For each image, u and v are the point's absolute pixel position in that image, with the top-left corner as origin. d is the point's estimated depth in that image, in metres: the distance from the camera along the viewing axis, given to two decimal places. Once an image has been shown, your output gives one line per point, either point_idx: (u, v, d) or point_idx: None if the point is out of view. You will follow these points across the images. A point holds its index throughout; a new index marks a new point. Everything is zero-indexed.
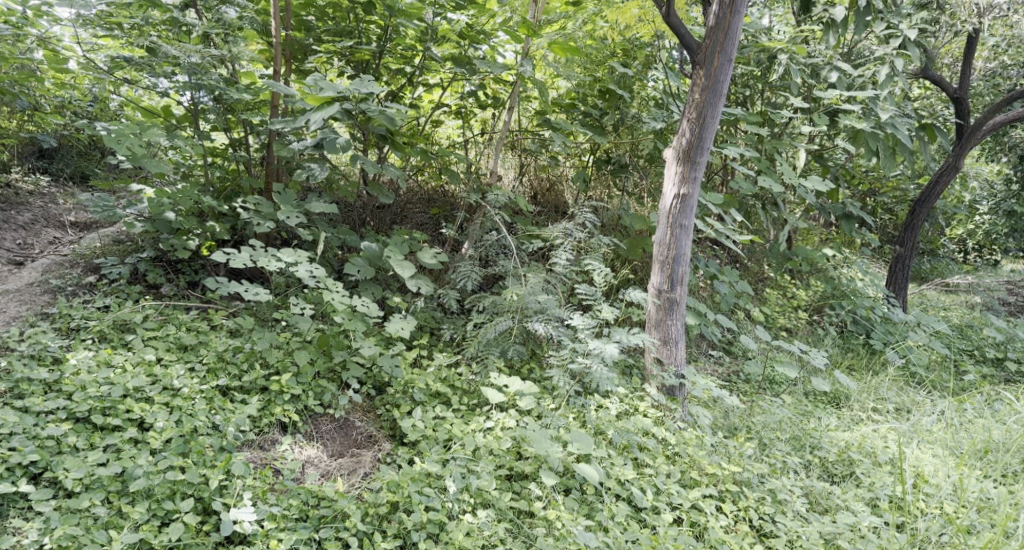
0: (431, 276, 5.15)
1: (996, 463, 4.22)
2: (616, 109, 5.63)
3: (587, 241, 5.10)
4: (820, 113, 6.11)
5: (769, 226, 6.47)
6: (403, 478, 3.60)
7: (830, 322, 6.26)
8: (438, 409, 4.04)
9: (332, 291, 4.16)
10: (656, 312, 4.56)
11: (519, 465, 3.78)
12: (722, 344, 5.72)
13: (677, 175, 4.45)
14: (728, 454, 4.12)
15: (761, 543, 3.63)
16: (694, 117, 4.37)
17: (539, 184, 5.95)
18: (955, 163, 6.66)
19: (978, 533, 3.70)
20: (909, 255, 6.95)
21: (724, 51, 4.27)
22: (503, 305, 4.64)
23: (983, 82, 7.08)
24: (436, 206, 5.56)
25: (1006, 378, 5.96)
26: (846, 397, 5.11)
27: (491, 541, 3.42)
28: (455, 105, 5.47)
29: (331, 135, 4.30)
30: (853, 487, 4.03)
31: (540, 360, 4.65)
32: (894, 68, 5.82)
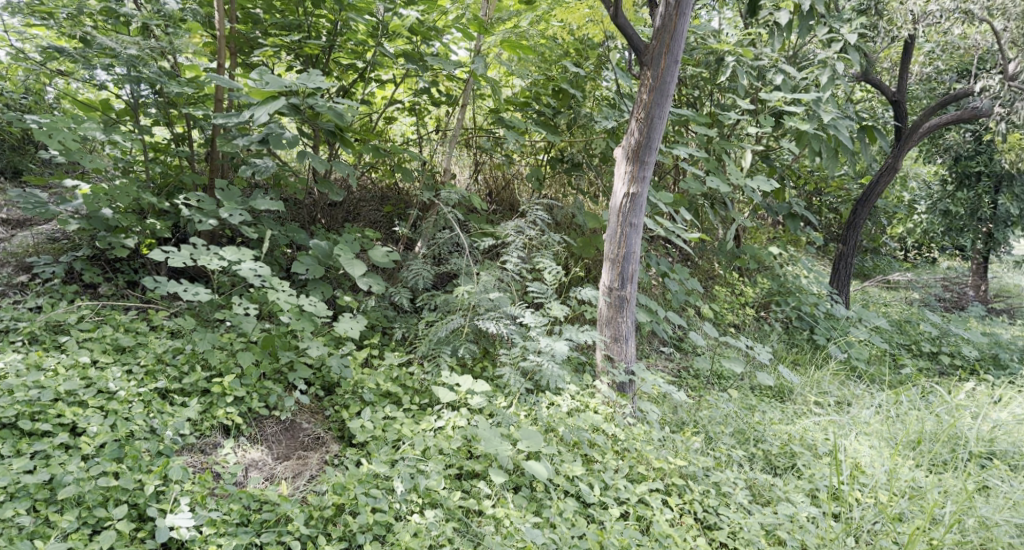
0: (383, 274, 5.10)
1: (928, 452, 4.33)
2: (569, 109, 5.66)
3: (540, 239, 5.11)
4: (767, 114, 6.22)
5: (717, 224, 6.57)
6: (350, 479, 3.56)
7: (777, 317, 6.39)
8: (388, 409, 4.01)
9: (278, 290, 4.08)
10: (607, 310, 4.59)
11: (468, 464, 3.77)
12: (673, 340, 5.79)
13: (626, 174, 4.49)
14: (675, 448, 4.17)
15: (705, 535, 3.68)
16: (642, 117, 4.40)
17: (494, 182, 5.92)
18: (894, 164, 6.87)
19: (908, 521, 3.79)
20: (852, 253, 7.13)
21: (671, 52, 4.32)
22: (455, 303, 4.60)
23: (920, 86, 7.53)
24: (389, 204, 5.50)
25: (941, 371, 6.15)
26: (790, 391, 5.23)
27: (439, 541, 3.40)
28: (408, 102, 5.44)
29: (278, 130, 4.24)
30: (793, 479, 4.11)
31: (493, 358, 4.64)
32: (836, 71, 5.95)
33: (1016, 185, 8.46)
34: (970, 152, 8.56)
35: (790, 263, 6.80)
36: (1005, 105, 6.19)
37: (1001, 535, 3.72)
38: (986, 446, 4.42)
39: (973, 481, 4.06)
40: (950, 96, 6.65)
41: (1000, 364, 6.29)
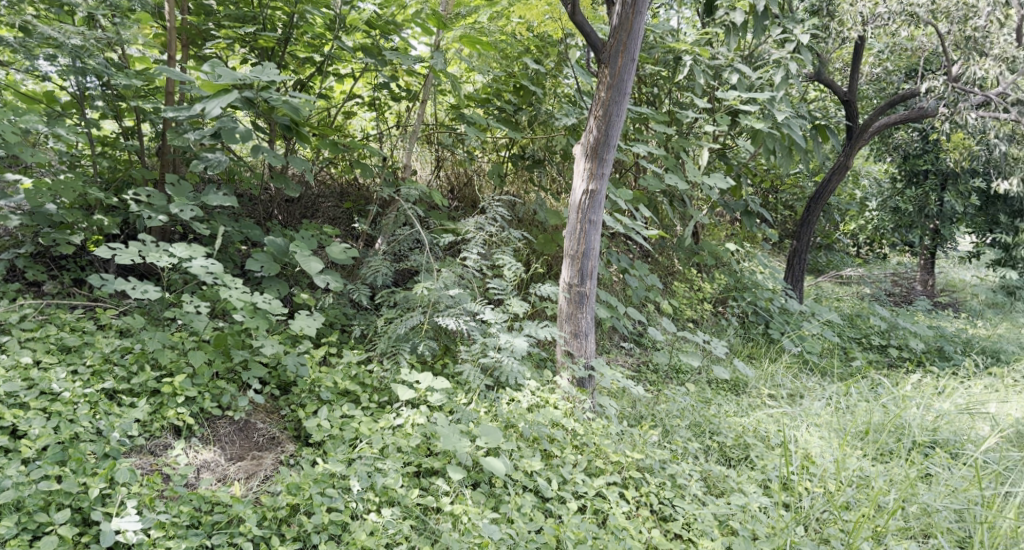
0: (342, 271, 5.04)
1: (875, 442, 4.43)
2: (530, 106, 5.67)
3: (500, 235, 5.10)
4: (723, 112, 6.30)
5: (676, 221, 6.64)
6: (305, 479, 3.52)
7: (733, 312, 6.50)
8: (346, 407, 3.97)
9: (230, 288, 4.01)
10: (567, 306, 4.61)
11: (427, 462, 3.76)
12: (633, 336, 5.84)
13: (585, 171, 4.50)
14: (633, 441, 4.21)
15: (660, 527, 3.71)
16: (600, 115, 4.42)
17: (456, 179, 5.92)
18: (845, 162, 7.01)
19: (854, 509, 3.87)
20: (805, 249, 7.27)
21: (627, 50, 4.34)
22: (415, 300, 4.56)
23: (871, 87, 7.72)
24: (349, 200, 5.44)
25: (890, 363, 6.31)
26: (745, 384, 5.31)
27: (395, 539, 3.38)
28: (368, 97, 5.40)
29: (230, 124, 4.10)
30: (746, 470, 4.17)
31: (454, 355, 4.63)
32: (789, 71, 6.04)
33: (960, 183, 8.73)
34: (918, 151, 8.80)
35: (746, 259, 6.92)
36: (949, 105, 6.36)
37: (941, 520, 3.79)
38: (930, 434, 4.53)
39: (918, 469, 4.15)
40: (898, 96, 6.81)
41: (946, 356, 6.45)
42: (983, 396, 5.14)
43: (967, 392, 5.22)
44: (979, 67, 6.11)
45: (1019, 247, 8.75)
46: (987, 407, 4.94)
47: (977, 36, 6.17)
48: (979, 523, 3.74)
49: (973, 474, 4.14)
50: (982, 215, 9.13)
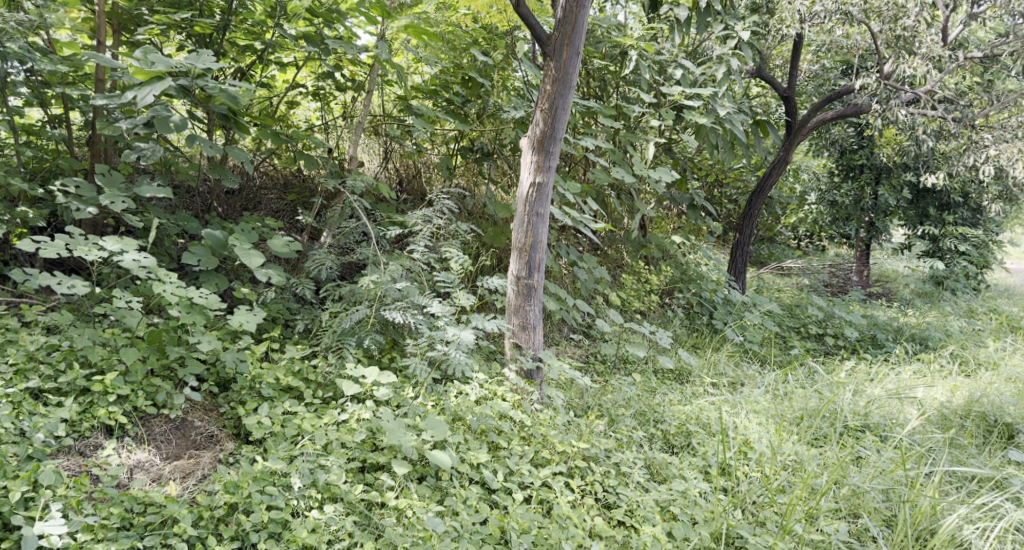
0: (285, 265, 4.94)
1: (809, 427, 4.53)
2: (478, 98, 5.62)
3: (446, 228, 5.06)
4: (668, 107, 6.36)
5: (624, 214, 6.69)
6: (243, 477, 3.46)
7: (679, 303, 6.61)
8: (288, 404, 3.90)
9: (165, 282, 3.90)
10: (515, 298, 4.61)
11: (372, 457, 3.71)
12: (582, 328, 5.87)
13: (532, 164, 4.50)
14: (579, 432, 4.24)
15: (604, 514, 3.74)
16: (546, 108, 4.42)
17: (405, 171, 5.88)
18: (784, 157, 7.17)
19: (788, 492, 3.95)
20: (748, 241, 7.41)
21: (572, 44, 4.35)
22: (361, 294, 4.50)
23: (810, 83, 7.93)
24: (293, 192, 5.31)
25: (827, 351, 6.47)
26: (689, 373, 5.40)
27: (338, 535, 3.34)
28: (312, 87, 5.30)
29: (164, 113, 3.96)
30: (687, 457, 4.22)
31: (401, 349, 4.59)
32: (730, 67, 6.13)
33: (893, 177, 9.02)
34: (854, 146, 9.15)
35: (691, 252, 7.02)
36: (881, 103, 6.53)
37: (868, 500, 3.90)
38: (861, 419, 4.65)
39: (849, 452, 4.27)
40: (834, 93, 6.99)
41: (879, 344, 6.62)
42: (912, 381, 5.31)
43: (897, 377, 5.39)
44: (908, 65, 6.18)
45: (947, 237, 9.27)
46: (915, 392, 5.11)
47: (906, 36, 6.29)
48: (903, 502, 3.85)
49: (899, 455, 4.27)
50: (913, 208, 9.43)
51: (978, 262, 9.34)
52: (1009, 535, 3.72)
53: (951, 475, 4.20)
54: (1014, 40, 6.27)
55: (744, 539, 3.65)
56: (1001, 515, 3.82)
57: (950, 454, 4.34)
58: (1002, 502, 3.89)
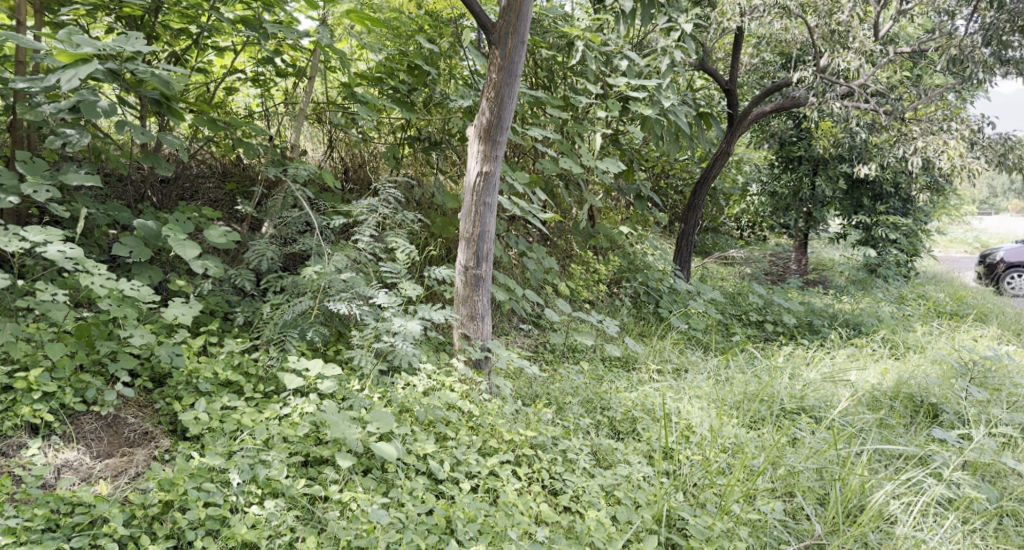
0: (225, 256, 4.81)
1: (748, 410, 4.62)
2: (424, 86, 5.55)
3: (392, 217, 4.99)
4: (615, 98, 6.38)
5: (572, 204, 6.71)
6: (179, 474, 3.38)
7: (626, 292, 6.67)
8: (227, 399, 3.80)
9: (93, 274, 3.75)
10: (463, 288, 4.57)
11: (315, 451, 3.65)
12: (531, 317, 5.87)
13: (479, 153, 4.46)
14: (526, 420, 4.24)
15: (550, 501, 3.74)
16: (492, 96, 4.39)
17: (350, 160, 5.77)
18: (726, 149, 7.30)
19: (727, 474, 4.00)
20: (692, 231, 7.52)
21: (517, 32, 4.32)
22: (304, 285, 4.41)
23: (751, 75, 8.08)
24: (232, 181, 5.19)
25: (767, 337, 6.59)
26: (635, 360, 5.46)
27: (279, 530, 3.28)
28: (252, 73, 5.16)
29: (91, 97, 3.80)
30: (632, 442, 4.25)
31: (346, 340, 4.52)
32: (674, 59, 6.16)
33: (830, 168, 9.25)
34: (793, 138, 9.35)
35: (638, 242, 7.09)
36: (818, 96, 6.67)
37: (803, 479, 3.97)
38: (797, 402, 4.75)
39: (785, 434, 4.35)
40: (773, 86, 7.14)
41: (816, 330, 6.76)
42: (845, 365, 5.45)
43: (831, 361, 5.53)
44: (842, 59, 6.30)
45: (879, 226, 9.47)
46: (848, 375, 5.24)
47: (841, 31, 6.36)
48: (835, 480, 3.93)
49: (831, 436, 4.37)
50: (848, 198, 9.67)
51: (908, 249, 9.59)
52: (932, 508, 3.86)
53: (880, 453, 4.31)
54: (940, 36, 6.41)
55: (685, 521, 3.68)
56: (925, 490, 3.96)
57: (879, 434, 4.45)
58: (926, 477, 4.02)
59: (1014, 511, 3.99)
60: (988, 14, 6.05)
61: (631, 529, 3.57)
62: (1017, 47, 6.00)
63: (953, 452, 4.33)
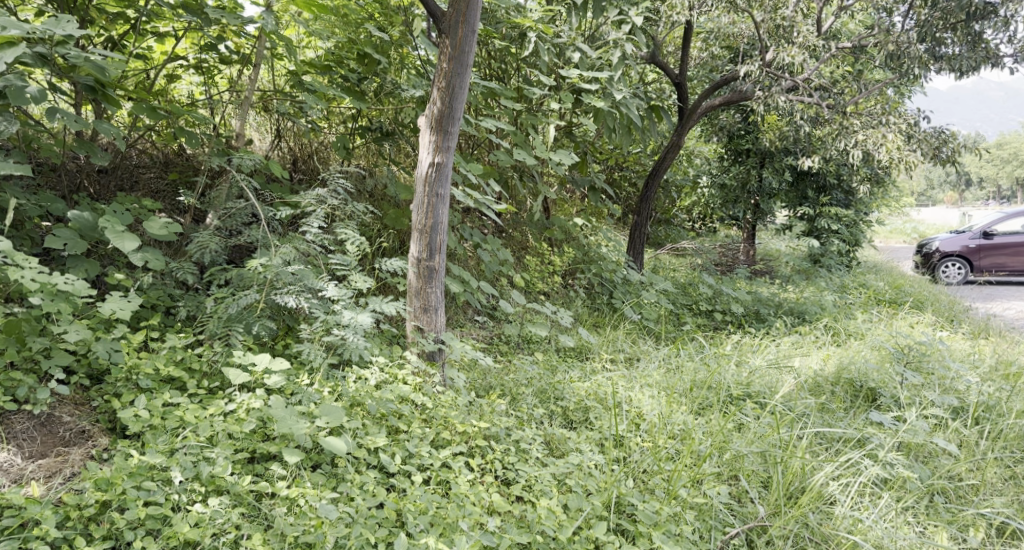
0: (167, 248, 4.67)
1: (697, 397, 4.68)
2: (375, 76, 5.47)
3: (342, 208, 4.91)
4: (567, 89, 6.37)
5: (527, 196, 6.70)
6: (117, 473, 3.29)
7: (580, 283, 6.70)
8: (169, 396, 3.69)
9: (23, 268, 3.61)
10: (416, 280, 4.52)
11: (262, 447, 3.58)
12: (486, 309, 5.85)
13: (430, 144, 4.41)
14: (480, 412, 4.22)
15: (502, 491, 3.72)
16: (443, 86, 4.34)
17: (300, 150, 5.66)
18: (677, 142, 7.38)
19: (675, 459, 4.04)
20: (645, 222, 7.58)
21: (467, 22, 4.27)
22: (250, 278, 4.31)
23: (700, 69, 8.18)
24: (174, 170, 5.03)
25: (716, 326, 6.68)
26: (588, 350, 5.48)
27: (224, 528, 3.21)
28: (194, 59, 5.02)
29: (19, 83, 3.64)
30: (585, 431, 4.26)
31: (295, 334, 4.44)
32: (625, 51, 6.16)
33: (776, 161, 9.42)
34: (741, 131, 9.50)
35: (592, 234, 7.11)
36: (764, 89, 6.77)
37: (747, 463, 4.02)
38: (743, 388, 4.82)
39: (731, 420, 4.40)
40: (721, 80, 7.24)
41: (762, 319, 6.86)
42: (789, 352, 5.54)
43: (776, 348, 5.63)
44: (786, 54, 6.33)
45: (822, 217, 9.74)
46: (792, 361, 5.34)
47: (785, 25, 6.52)
48: (777, 463, 3.98)
49: (774, 421, 4.45)
50: (794, 190, 9.92)
51: (850, 240, 9.80)
52: (868, 489, 3.96)
53: (820, 437, 4.39)
54: (878, 32, 6.49)
55: (634, 506, 3.70)
56: (862, 470, 4.06)
57: (820, 418, 4.55)
58: (863, 458, 4.12)
59: (944, 489, 4.11)
60: (923, 11, 6.17)
61: (581, 516, 3.56)
62: (950, 44, 6.13)
63: (888, 434, 4.42)
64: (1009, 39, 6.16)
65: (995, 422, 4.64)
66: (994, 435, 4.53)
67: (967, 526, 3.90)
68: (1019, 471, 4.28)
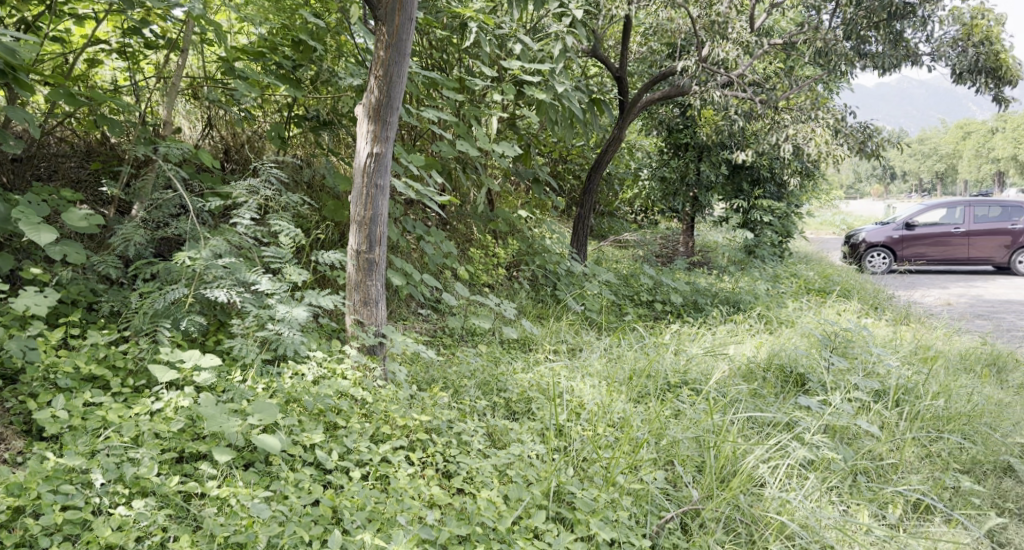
0: (89, 242, 4.49)
1: (636, 385, 4.71)
2: (311, 64, 5.32)
3: (276, 199, 4.77)
4: (509, 81, 6.32)
5: (470, 188, 6.64)
6: (33, 477, 3.15)
7: (525, 275, 6.68)
8: (90, 395, 3.55)
9: None
10: (355, 273, 4.42)
11: (191, 446, 3.46)
12: (429, 302, 5.79)
13: (368, 133, 4.31)
14: (422, 405, 4.16)
15: (443, 483, 3.67)
16: (381, 74, 4.24)
17: (232, 139, 5.47)
18: (618, 135, 7.41)
19: (614, 447, 4.05)
20: (587, 215, 7.59)
21: (404, 9, 4.19)
22: (177, 272, 4.16)
23: (639, 63, 8.23)
24: (96, 160, 4.83)
25: (656, 316, 6.74)
26: (532, 341, 5.47)
27: (149, 531, 3.10)
28: (117, 44, 4.81)
29: None
30: (526, 422, 4.24)
31: (227, 329, 4.30)
32: (566, 44, 6.13)
33: (713, 154, 9.57)
34: (680, 125, 9.61)
35: (536, 226, 7.10)
36: (701, 84, 6.84)
37: (683, 448, 4.06)
38: (681, 375, 4.87)
39: (668, 407, 4.43)
40: (661, 74, 7.29)
41: (700, 308, 6.93)
42: (724, 340, 5.63)
43: (712, 337, 5.72)
44: (721, 49, 6.46)
45: (755, 210, 9.86)
46: (727, 349, 5.43)
47: (720, 21, 6.50)
48: (710, 448, 4.02)
49: (710, 407, 4.50)
50: (730, 183, 10.02)
51: (782, 232, 9.99)
52: (795, 470, 4.02)
53: (752, 421, 4.47)
54: (807, 30, 6.60)
55: (574, 495, 3.68)
56: (789, 453, 4.13)
57: (752, 403, 4.62)
58: (790, 441, 4.20)
59: (866, 469, 4.21)
60: (848, 10, 6.29)
61: (520, 505, 3.54)
62: (873, 42, 6.29)
63: (815, 417, 4.52)
64: (928, 38, 6.35)
65: (913, 404, 4.77)
66: (912, 416, 4.66)
67: (886, 503, 4.00)
68: (934, 449, 4.42)
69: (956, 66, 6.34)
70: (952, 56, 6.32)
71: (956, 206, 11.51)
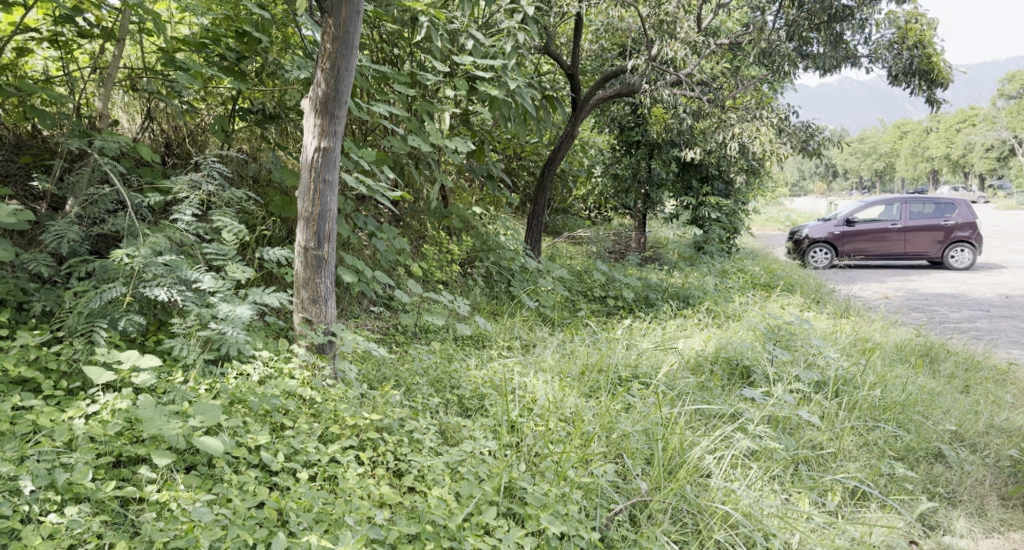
0: (19, 238, 4.34)
1: (588, 381, 4.71)
2: (256, 56, 5.16)
3: (220, 195, 4.64)
4: (460, 76, 6.25)
5: (424, 183, 6.56)
6: None
7: (479, 271, 6.64)
8: (20, 398, 3.42)
9: None
10: (303, 270, 4.31)
11: (129, 450, 3.34)
12: (381, 299, 5.71)
13: (315, 127, 4.21)
14: (373, 404, 4.09)
15: (393, 482, 3.61)
16: (328, 67, 4.15)
17: (173, 133, 5.35)
18: (571, 131, 7.40)
19: (565, 442, 4.03)
20: (541, 211, 7.57)
21: (352, 1, 4.10)
22: (114, 270, 4.02)
23: (591, 60, 8.24)
24: (26, 154, 4.66)
25: (609, 311, 6.76)
26: (486, 337, 5.42)
27: (82, 538, 2.98)
28: (49, 32, 4.63)
29: None
30: (480, 418, 4.19)
31: (168, 329, 4.18)
32: (517, 40, 6.08)
33: (664, 152, 9.64)
34: (631, 123, 9.66)
35: (490, 222, 7.06)
36: (650, 82, 6.85)
37: (633, 442, 4.06)
38: (631, 369, 4.88)
39: (618, 401, 4.43)
40: (612, 71, 7.30)
41: (651, 303, 6.97)
42: (674, 335, 5.67)
43: (662, 331, 5.76)
44: (669, 48, 6.47)
45: (704, 207, 10.03)
46: (676, 342, 5.48)
47: (669, 20, 6.48)
48: (658, 439, 4.02)
49: (658, 400, 4.52)
50: (680, 179, 10.10)
51: (730, 228, 10.14)
52: (738, 460, 4.04)
53: (699, 413, 4.51)
54: (752, 30, 6.67)
55: (524, 490, 3.65)
56: (734, 443, 4.17)
57: (698, 396, 4.65)
58: (735, 433, 4.23)
59: (807, 458, 4.27)
60: (791, 12, 6.38)
61: (471, 502, 3.50)
62: (815, 43, 6.38)
63: (758, 408, 4.57)
64: (867, 40, 6.46)
65: (852, 393, 4.86)
66: (851, 405, 4.74)
67: (826, 491, 4.06)
68: (872, 437, 4.50)
69: (892, 67, 6.48)
70: (889, 58, 6.42)
71: (894, 203, 11.74)
